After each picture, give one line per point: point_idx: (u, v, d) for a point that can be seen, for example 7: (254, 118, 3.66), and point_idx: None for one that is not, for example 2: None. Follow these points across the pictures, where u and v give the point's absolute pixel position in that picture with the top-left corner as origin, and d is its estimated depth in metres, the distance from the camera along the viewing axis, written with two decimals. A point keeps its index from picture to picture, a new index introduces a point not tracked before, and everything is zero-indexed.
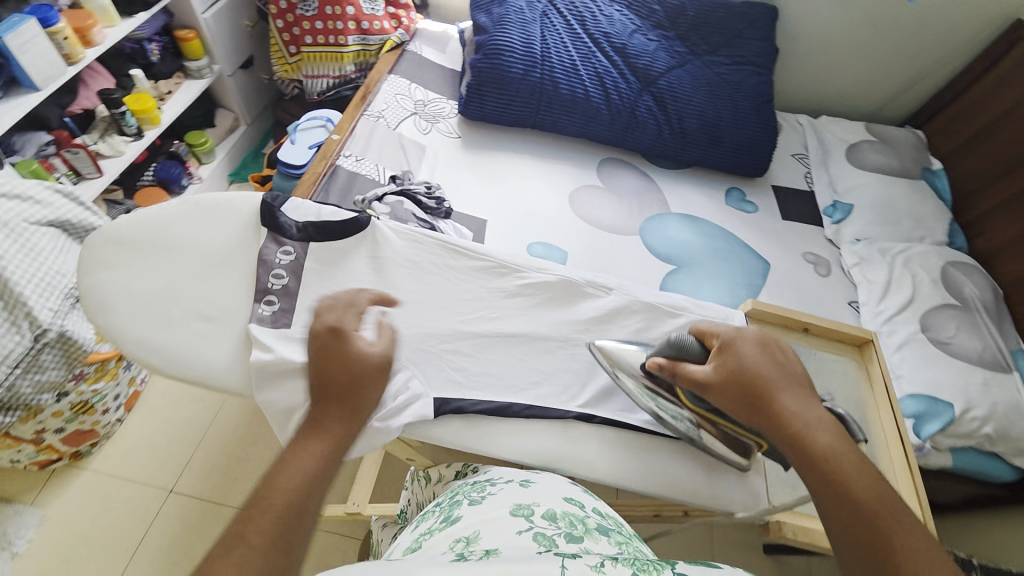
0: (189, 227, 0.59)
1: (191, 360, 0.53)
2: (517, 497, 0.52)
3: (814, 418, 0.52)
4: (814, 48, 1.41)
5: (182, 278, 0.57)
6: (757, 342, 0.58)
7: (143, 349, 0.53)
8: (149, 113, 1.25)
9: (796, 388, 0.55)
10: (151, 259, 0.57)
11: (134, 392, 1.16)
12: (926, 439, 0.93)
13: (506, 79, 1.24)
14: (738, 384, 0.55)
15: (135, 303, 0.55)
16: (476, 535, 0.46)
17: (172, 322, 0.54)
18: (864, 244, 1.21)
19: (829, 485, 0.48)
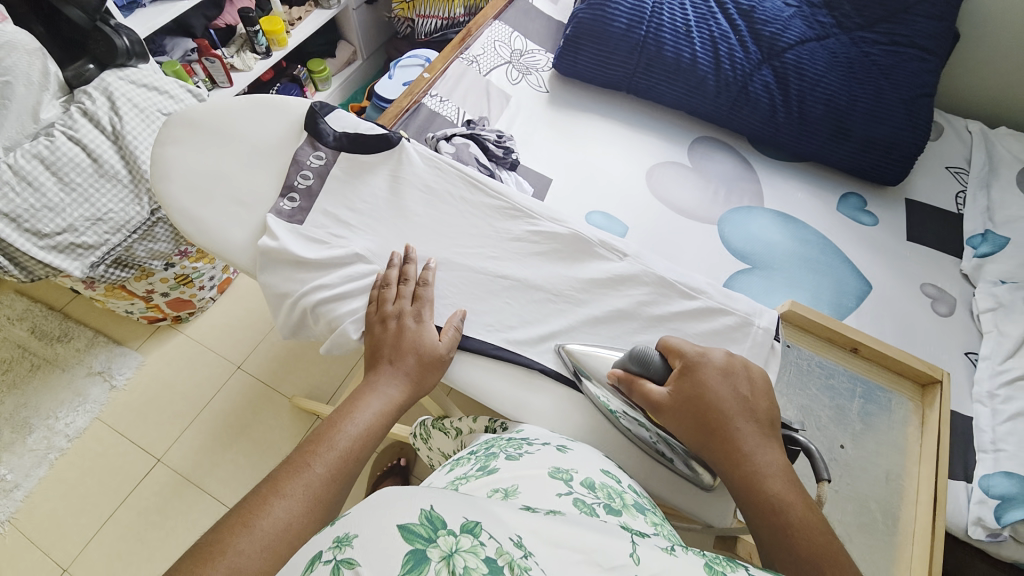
0: (246, 121, 0.61)
1: (216, 238, 0.56)
2: (555, 459, 0.44)
3: (777, 467, 0.46)
4: (1011, 35, 1.12)
5: (228, 163, 0.59)
6: (720, 366, 0.49)
7: (182, 219, 0.57)
8: (278, 35, 1.38)
9: (758, 425, 0.47)
10: (208, 142, 0.60)
11: (226, 278, 1.35)
12: (1008, 526, 0.77)
13: (606, 34, 1.16)
14: (696, 415, 0.47)
15: (184, 178, 0.58)
16: (515, 489, 0.40)
17: (210, 201, 0.57)
18: (1010, 288, 0.97)
19: (775, 534, 0.43)
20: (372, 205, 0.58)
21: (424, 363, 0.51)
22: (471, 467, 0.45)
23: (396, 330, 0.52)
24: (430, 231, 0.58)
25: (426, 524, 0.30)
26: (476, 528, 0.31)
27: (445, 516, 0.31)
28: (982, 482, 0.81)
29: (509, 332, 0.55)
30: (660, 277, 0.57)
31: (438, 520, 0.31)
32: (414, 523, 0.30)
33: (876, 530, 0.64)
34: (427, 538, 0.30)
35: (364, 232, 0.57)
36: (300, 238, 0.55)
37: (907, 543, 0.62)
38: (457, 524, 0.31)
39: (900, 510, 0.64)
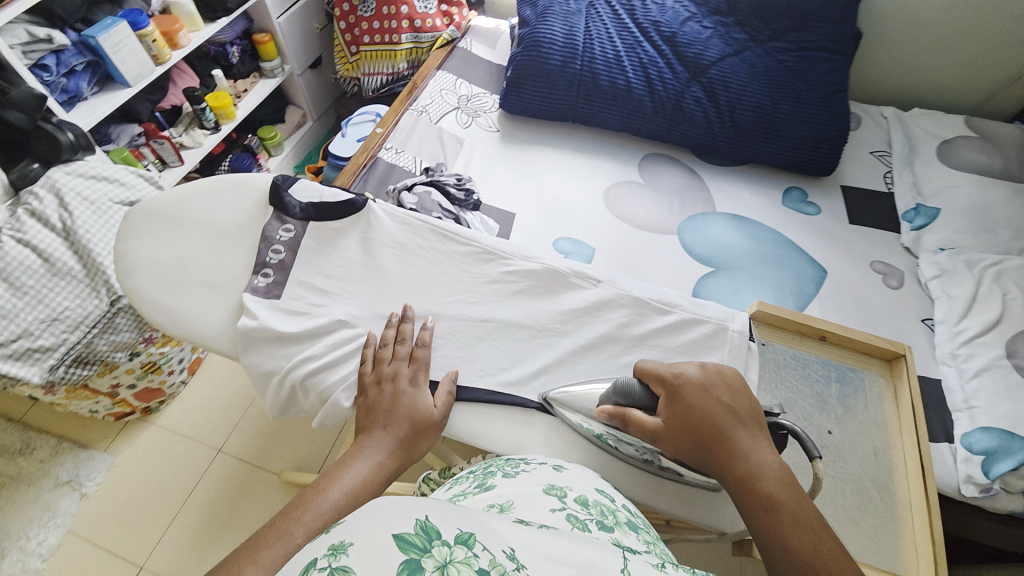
0: (209, 203, 0.61)
1: (191, 327, 0.56)
2: (550, 478, 0.46)
3: (769, 468, 0.48)
4: (904, 30, 1.25)
5: (194, 249, 0.59)
6: (701, 381, 0.51)
7: (152, 311, 0.56)
8: (226, 109, 1.40)
9: (747, 429, 0.49)
10: (171, 230, 0.60)
11: (196, 358, 1.31)
12: (996, 479, 0.80)
13: (544, 71, 1.22)
14: (689, 432, 0.49)
15: (149, 267, 0.58)
16: (510, 504, 0.41)
17: (180, 290, 0.57)
18: (949, 254, 1.04)
19: (772, 536, 0.45)
20: (345, 268, 0.59)
21: (417, 429, 0.51)
22: (468, 484, 0.48)
23: (393, 393, 0.51)
24: (408, 286, 0.59)
25: (421, 535, 0.29)
26: (470, 539, 0.30)
27: (441, 525, 0.30)
28: (965, 441, 0.85)
29: (500, 375, 0.56)
30: (635, 298, 0.60)
31: (433, 530, 0.30)
32: (408, 533, 0.29)
33: (876, 509, 0.64)
34: (421, 548, 0.29)
35: (341, 297, 0.57)
36: (279, 312, 0.56)
37: (907, 517, 0.63)
38: (451, 534, 0.30)
39: (893, 485, 0.66)
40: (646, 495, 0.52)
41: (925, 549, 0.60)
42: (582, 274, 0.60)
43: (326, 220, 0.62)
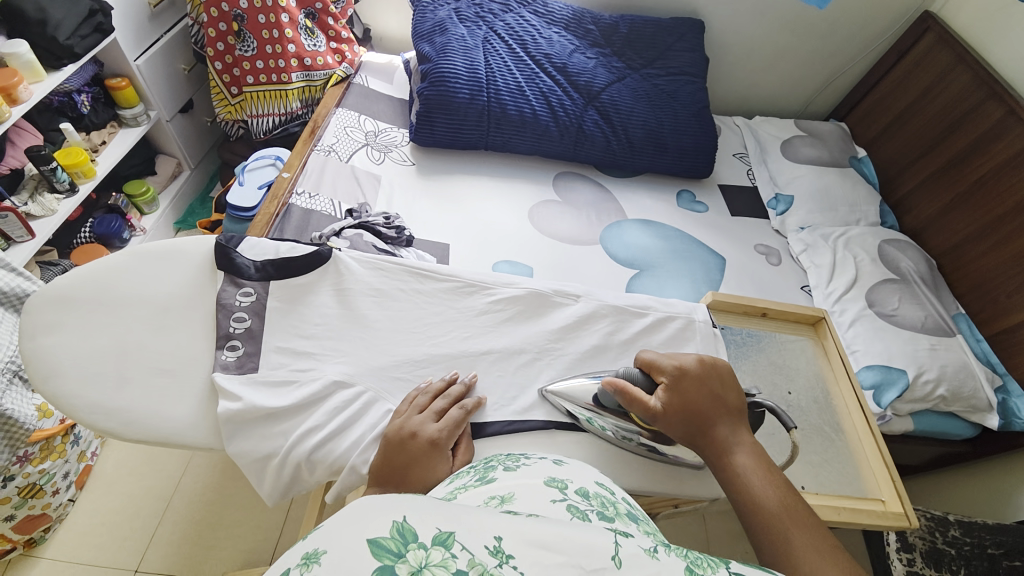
0: (143, 285, 0.64)
1: (152, 419, 0.58)
2: (550, 471, 0.43)
3: (743, 442, 0.57)
4: (741, 55, 1.52)
5: (133, 334, 0.61)
6: (699, 374, 0.59)
7: (98, 415, 0.57)
8: (82, 167, 1.20)
9: (728, 414, 0.58)
10: (102, 318, 0.61)
11: (85, 466, 1.09)
12: (887, 406, 0.99)
13: (454, 104, 1.25)
14: (681, 415, 0.57)
15: (85, 365, 0.59)
16: (511, 495, 0.38)
17: (129, 383, 0.59)
18: (809, 231, 1.26)
19: (746, 500, 0.53)
20: (326, 321, 0.66)
21: (430, 463, 0.54)
22: (468, 478, 0.44)
23: (429, 442, 0.55)
24: (395, 332, 0.67)
25: (396, 537, 0.27)
26: (449, 538, 0.28)
27: (419, 526, 0.28)
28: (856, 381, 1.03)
29: (513, 404, 0.64)
30: (614, 306, 0.73)
31: (410, 532, 0.28)
32: (382, 537, 0.27)
33: (838, 449, 0.73)
34: (396, 553, 0.27)
35: (331, 357, 0.64)
36: (261, 386, 0.60)
37: (859, 450, 0.73)
38: (429, 535, 0.28)
39: (842, 424, 0.76)
40: (647, 482, 0.61)
41: (880, 473, 0.70)
42: (563, 292, 0.72)
43: (286, 277, 0.67)
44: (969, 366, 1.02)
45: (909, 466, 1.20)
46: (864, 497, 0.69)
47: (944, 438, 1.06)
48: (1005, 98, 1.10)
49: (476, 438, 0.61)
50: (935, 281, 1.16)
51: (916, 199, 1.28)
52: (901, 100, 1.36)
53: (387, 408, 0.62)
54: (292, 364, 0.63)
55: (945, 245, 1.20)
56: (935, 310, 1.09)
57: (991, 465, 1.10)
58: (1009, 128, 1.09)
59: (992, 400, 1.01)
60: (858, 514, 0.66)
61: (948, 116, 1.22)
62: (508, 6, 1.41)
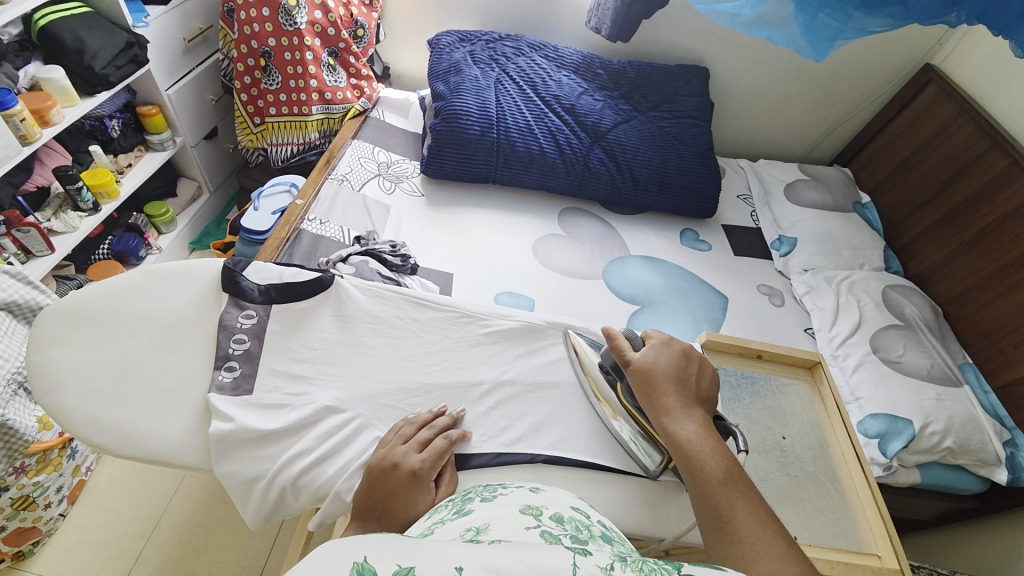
0: (150, 304, 0.66)
1: (145, 436, 0.59)
2: (526, 499, 0.43)
3: (694, 417, 0.58)
4: (745, 102, 1.57)
5: (136, 352, 0.63)
6: (681, 349, 0.65)
7: (93, 429, 0.59)
8: (107, 187, 1.26)
9: (686, 391, 0.60)
10: (107, 335, 0.63)
11: (79, 481, 1.09)
12: (892, 456, 0.96)
13: (464, 139, 1.30)
14: (648, 377, 0.61)
15: (87, 379, 0.61)
16: (486, 525, 0.38)
17: (125, 400, 0.60)
18: (812, 273, 1.27)
19: (689, 469, 0.53)
20: (323, 345, 0.67)
21: (411, 494, 0.54)
22: (447, 512, 0.44)
23: (411, 474, 0.55)
24: (390, 360, 0.68)
25: None
26: (409, 574, 0.28)
27: (377, 566, 0.29)
28: (860, 428, 1.01)
29: (502, 437, 0.64)
30: None
31: (367, 575, 0.28)
32: None
33: (834, 499, 0.71)
34: None
35: (324, 382, 0.65)
36: (254, 408, 0.61)
37: (857, 501, 0.71)
38: (388, 571, 0.28)
39: (839, 473, 0.74)
40: (630, 524, 0.60)
41: (877, 527, 0.68)
42: (558, 325, 0.73)
43: (287, 301, 0.69)
44: (977, 418, 1.00)
45: (918, 521, 1.15)
46: (860, 551, 0.67)
47: (952, 492, 1.03)
48: (1009, 149, 1.11)
49: (461, 470, 0.60)
50: (941, 329, 1.15)
51: (921, 245, 1.29)
52: (905, 146, 1.38)
53: (376, 435, 0.62)
54: (288, 388, 0.64)
55: (952, 292, 1.19)
56: (940, 359, 1.08)
57: (1002, 524, 1.05)
58: (1013, 178, 1.09)
59: (1001, 454, 0.98)
60: (852, 569, 0.64)
61: (952, 165, 1.24)
62: (521, 49, 1.47)
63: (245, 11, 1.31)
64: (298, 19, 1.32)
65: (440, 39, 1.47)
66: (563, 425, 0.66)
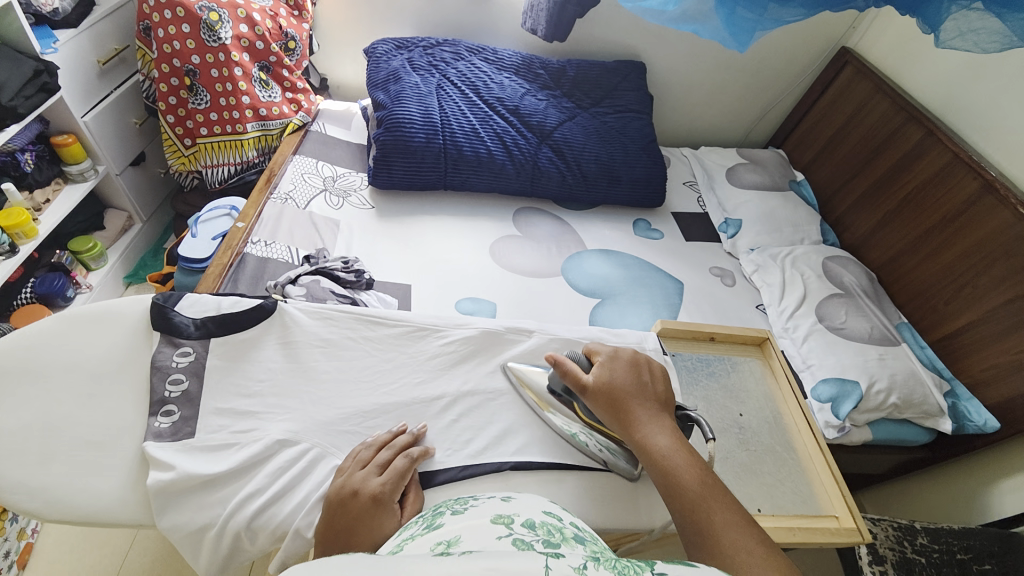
0: (70, 350, 0.60)
1: (79, 496, 0.55)
2: (498, 508, 0.42)
3: (661, 426, 0.58)
4: (682, 93, 1.62)
5: (60, 406, 0.58)
6: (628, 359, 0.64)
7: (20, 495, 0.54)
8: (24, 227, 1.15)
9: (649, 400, 0.61)
10: (24, 389, 0.58)
11: (25, 546, 1.01)
12: (845, 418, 1.02)
13: (410, 148, 1.27)
14: (607, 397, 0.61)
15: (5, 441, 0.56)
16: (457, 538, 0.37)
17: (51, 461, 0.56)
18: (758, 252, 1.32)
19: (664, 481, 0.54)
20: (271, 377, 0.64)
21: (376, 519, 0.52)
22: (416, 528, 0.43)
23: (373, 499, 0.53)
24: (347, 384, 0.65)
25: None
26: None
27: None
28: (814, 395, 1.06)
29: (467, 448, 0.63)
30: (566, 339, 0.74)
31: None
32: None
33: (792, 468, 0.75)
34: None
35: (275, 415, 0.62)
36: (199, 451, 0.58)
37: (812, 467, 0.75)
38: None
39: (794, 443, 0.77)
40: (603, 520, 0.61)
41: (832, 490, 0.72)
42: (516, 329, 0.73)
43: (228, 333, 0.66)
44: (916, 374, 1.07)
45: (875, 476, 1.23)
46: (820, 514, 0.70)
47: (903, 445, 1.10)
48: (923, 121, 1.20)
49: (427, 488, 0.59)
50: (876, 294, 1.22)
51: (853, 217, 1.37)
52: (832, 124, 1.46)
53: (335, 462, 0.60)
54: (237, 425, 0.60)
55: (883, 259, 1.28)
56: (879, 322, 1.14)
57: (952, 472, 1.14)
58: (928, 148, 1.18)
59: (942, 405, 1.05)
60: (812, 534, 0.67)
61: (873, 141, 1.33)
62: (459, 54, 1.46)
63: (163, 28, 1.23)
64: (222, 34, 1.26)
65: (376, 47, 1.43)
66: (529, 428, 0.66)
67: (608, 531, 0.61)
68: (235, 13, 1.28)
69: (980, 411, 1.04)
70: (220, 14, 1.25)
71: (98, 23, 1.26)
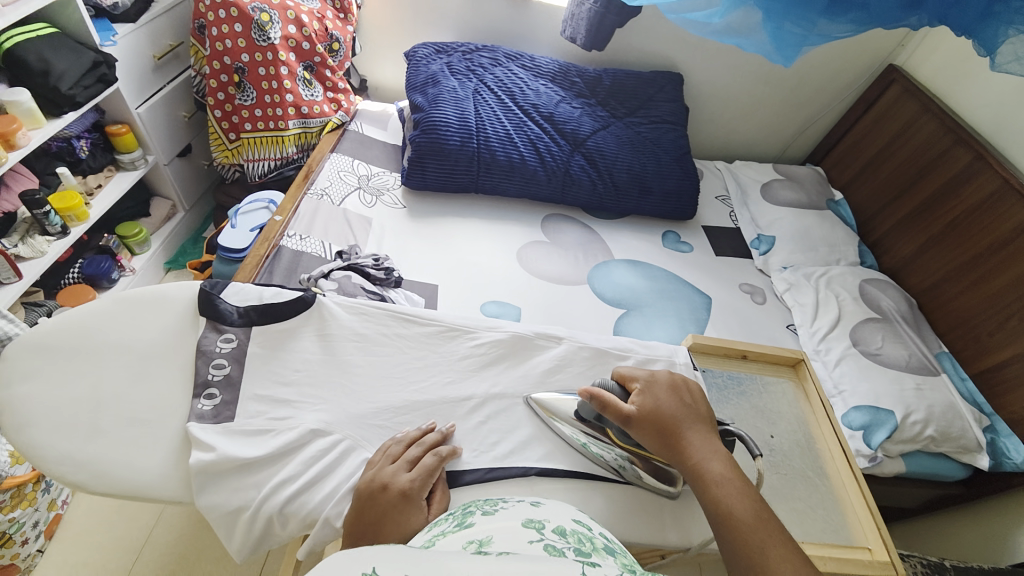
0: (121, 331, 0.63)
1: (122, 471, 0.57)
2: (528, 513, 0.43)
3: (712, 451, 0.57)
4: (718, 106, 1.60)
5: (109, 383, 0.61)
6: (669, 383, 0.63)
7: (68, 466, 0.57)
8: (76, 210, 1.22)
9: (697, 425, 0.60)
10: (77, 366, 0.61)
11: (54, 516, 1.04)
12: (877, 447, 0.98)
13: (445, 150, 1.29)
14: (653, 423, 0.59)
15: (60, 413, 0.59)
16: (489, 538, 0.38)
17: (100, 435, 0.59)
18: (791, 271, 1.29)
19: (716, 510, 0.53)
20: (307, 367, 0.66)
21: (403, 514, 0.53)
22: (447, 525, 0.44)
23: (402, 494, 0.54)
24: (377, 379, 0.67)
25: None
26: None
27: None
28: (845, 421, 1.02)
29: (493, 451, 0.63)
30: (595, 348, 0.74)
31: None
32: None
33: (823, 494, 0.73)
34: None
35: (309, 404, 0.63)
36: (236, 435, 0.60)
37: (845, 495, 0.72)
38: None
39: (826, 469, 0.75)
40: (627, 533, 0.60)
41: (866, 520, 0.69)
42: (545, 335, 0.73)
43: (268, 323, 0.68)
44: (955, 406, 1.02)
45: (906, 510, 1.18)
46: (851, 545, 0.68)
47: (938, 479, 1.05)
48: (972, 145, 1.15)
49: (452, 487, 0.60)
50: (916, 320, 1.18)
51: (893, 240, 1.32)
52: (875, 142, 1.42)
53: (363, 456, 0.61)
54: (273, 413, 0.62)
55: (924, 285, 1.23)
56: (918, 349, 1.10)
57: (984, 511, 1.09)
58: (976, 172, 1.14)
59: (981, 440, 1.00)
60: (845, 564, 0.65)
61: (918, 162, 1.28)
62: (497, 60, 1.48)
63: (216, 27, 1.28)
64: (271, 34, 1.30)
65: (417, 51, 1.46)
66: (553, 435, 0.66)
67: (631, 544, 0.60)
68: (284, 14, 1.32)
69: (1019, 449, 0.99)
70: (271, 15, 1.29)
71: (155, 19, 1.32)
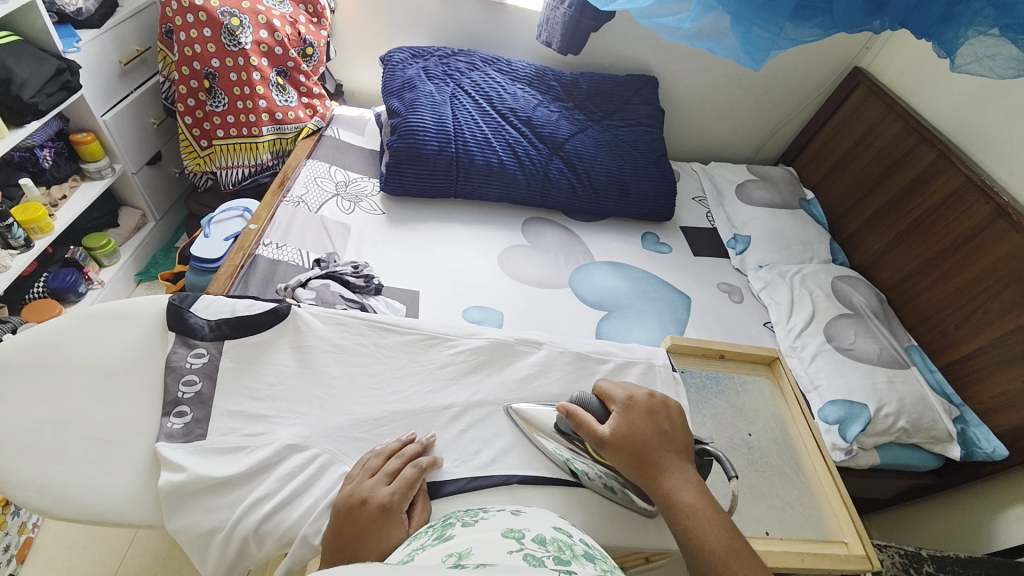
0: (85, 347, 0.61)
1: (88, 494, 0.55)
2: (508, 522, 0.43)
3: (683, 478, 0.58)
4: (692, 109, 1.63)
5: (74, 403, 0.59)
6: (646, 405, 0.63)
7: (30, 491, 0.55)
8: (40, 222, 1.18)
9: (670, 450, 0.60)
10: (38, 386, 0.58)
11: (24, 541, 1.01)
12: (852, 440, 1.01)
13: (423, 155, 1.28)
14: (626, 449, 0.59)
15: (18, 437, 0.56)
16: (468, 550, 0.37)
17: (63, 458, 0.56)
18: (766, 269, 1.32)
19: (687, 540, 0.54)
20: (282, 381, 0.65)
21: (383, 529, 0.52)
22: (427, 538, 0.43)
23: (381, 507, 0.53)
24: (356, 390, 0.66)
25: None
26: None
27: None
28: (821, 415, 1.05)
29: (475, 460, 0.63)
30: (575, 352, 0.74)
31: None
32: None
33: (800, 491, 0.74)
34: None
35: (285, 419, 0.62)
36: (209, 453, 0.58)
37: (821, 491, 0.74)
38: None
39: (803, 465, 0.77)
40: (609, 537, 0.60)
41: (842, 515, 0.71)
42: (526, 340, 0.73)
43: (240, 336, 0.66)
44: (926, 398, 1.06)
45: (882, 501, 1.21)
46: (828, 539, 0.70)
47: (911, 470, 1.09)
48: (935, 143, 1.20)
49: (433, 498, 0.59)
50: (886, 315, 1.21)
51: (862, 237, 1.37)
52: (842, 143, 1.47)
53: (343, 469, 0.60)
54: (248, 430, 0.61)
55: (892, 280, 1.27)
56: (889, 344, 1.13)
57: (956, 499, 1.13)
58: (940, 171, 1.18)
59: (951, 430, 1.04)
60: (821, 559, 0.67)
61: (886, 159, 1.32)
62: (474, 64, 1.48)
63: (184, 31, 1.26)
64: (242, 39, 1.28)
65: (393, 56, 1.45)
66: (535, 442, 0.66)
67: (613, 548, 0.60)
68: (255, 19, 1.30)
69: (989, 438, 1.03)
70: (241, 20, 1.27)
71: (121, 24, 1.29)
